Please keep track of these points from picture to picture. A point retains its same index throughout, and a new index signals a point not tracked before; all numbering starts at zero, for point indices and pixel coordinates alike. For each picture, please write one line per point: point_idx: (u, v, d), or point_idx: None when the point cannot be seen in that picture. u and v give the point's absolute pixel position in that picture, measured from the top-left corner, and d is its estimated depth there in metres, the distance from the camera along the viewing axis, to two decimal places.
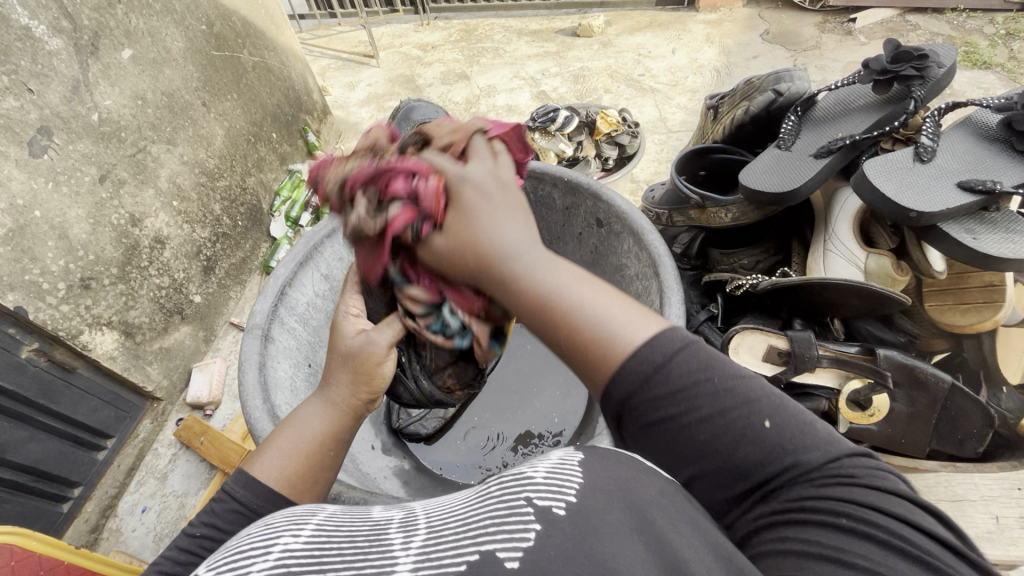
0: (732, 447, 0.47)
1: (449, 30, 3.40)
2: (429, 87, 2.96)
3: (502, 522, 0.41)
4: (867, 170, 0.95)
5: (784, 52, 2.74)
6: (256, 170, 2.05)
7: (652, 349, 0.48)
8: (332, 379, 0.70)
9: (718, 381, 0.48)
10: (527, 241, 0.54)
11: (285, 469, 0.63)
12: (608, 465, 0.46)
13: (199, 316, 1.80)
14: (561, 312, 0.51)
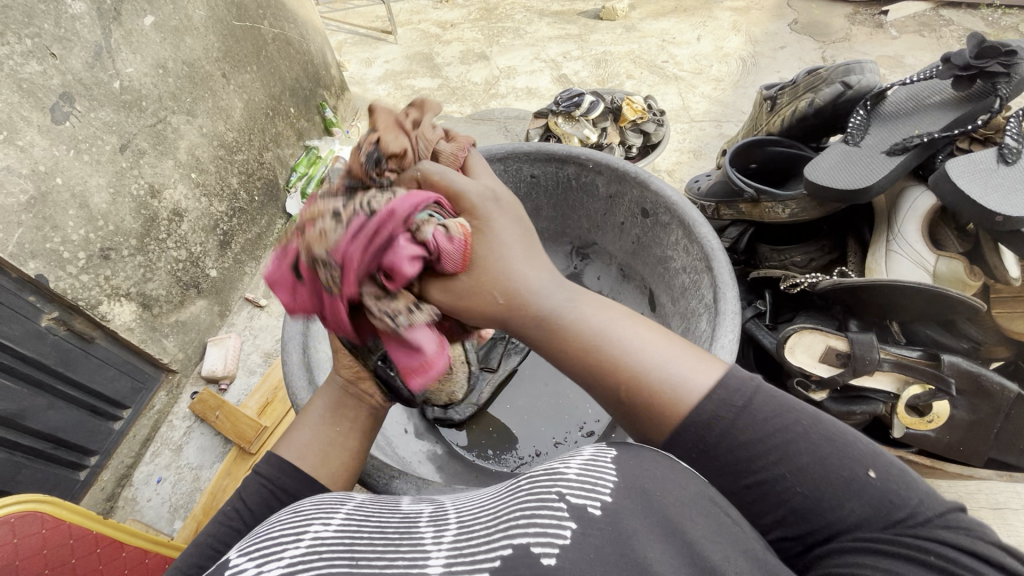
0: (837, 502, 0.47)
1: (469, 8, 3.32)
2: (447, 66, 2.92)
3: (533, 516, 0.41)
4: (951, 170, 0.93)
5: (812, 44, 2.68)
6: (274, 145, 2.03)
7: (728, 390, 0.51)
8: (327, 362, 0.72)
9: (808, 423, 0.50)
10: (555, 284, 0.59)
11: (297, 445, 0.63)
12: (643, 462, 0.46)
13: (215, 290, 1.79)
14: (609, 357, 0.55)
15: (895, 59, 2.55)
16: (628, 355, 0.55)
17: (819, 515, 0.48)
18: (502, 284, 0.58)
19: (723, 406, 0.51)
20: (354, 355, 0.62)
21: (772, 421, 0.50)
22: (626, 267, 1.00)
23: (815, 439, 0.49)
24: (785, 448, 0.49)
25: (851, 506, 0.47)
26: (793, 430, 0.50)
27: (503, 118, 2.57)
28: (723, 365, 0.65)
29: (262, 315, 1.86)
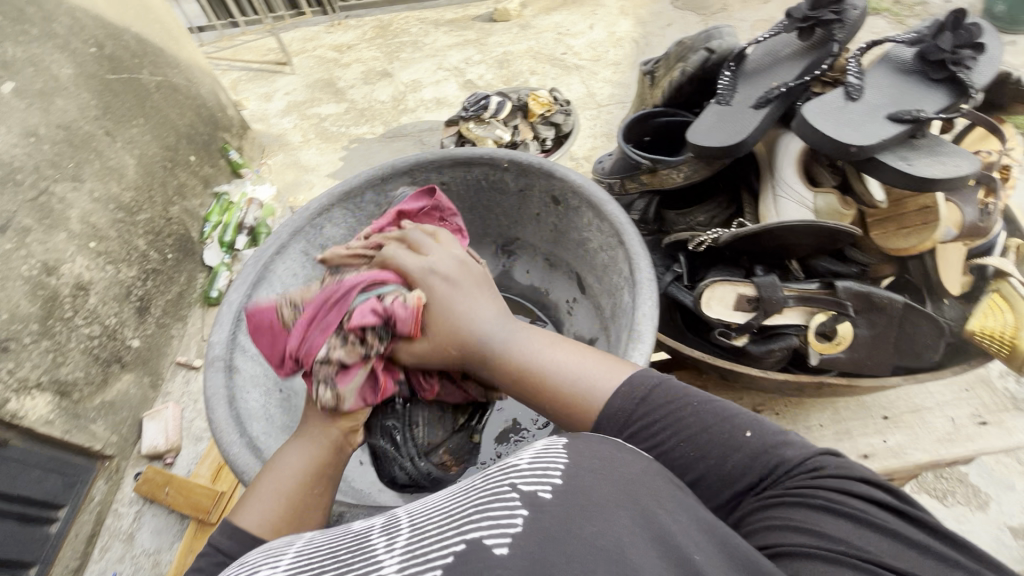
0: (721, 457, 0.54)
1: (363, 28, 3.27)
2: (351, 88, 2.87)
3: (487, 511, 0.42)
4: (805, 114, 1.00)
5: (695, 18, 2.84)
6: (179, 198, 1.92)
7: (626, 396, 0.59)
8: (306, 414, 0.70)
9: (695, 405, 0.58)
10: (498, 320, 0.70)
11: (256, 507, 0.61)
12: (591, 447, 0.49)
13: (140, 361, 1.68)
14: (538, 373, 0.65)
15: (771, 21, 2.74)
16: (552, 368, 0.65)
17: (704, 466, 0.55)
18: (446, 347, 0.69)
19: (631, 404, 0.59)
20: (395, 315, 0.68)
21: (668, 407, 0.58)
22: (551, 256, 1.01)
23: (715, 410, 0.57)
24: (689, 422, 0.56)
25: (731, 455, 0.54)
26: (684, 408, 0.57)
27: (416, 132, 2.56)
28: (649, 332, 0.68)
29: (198, 376, 1.75)
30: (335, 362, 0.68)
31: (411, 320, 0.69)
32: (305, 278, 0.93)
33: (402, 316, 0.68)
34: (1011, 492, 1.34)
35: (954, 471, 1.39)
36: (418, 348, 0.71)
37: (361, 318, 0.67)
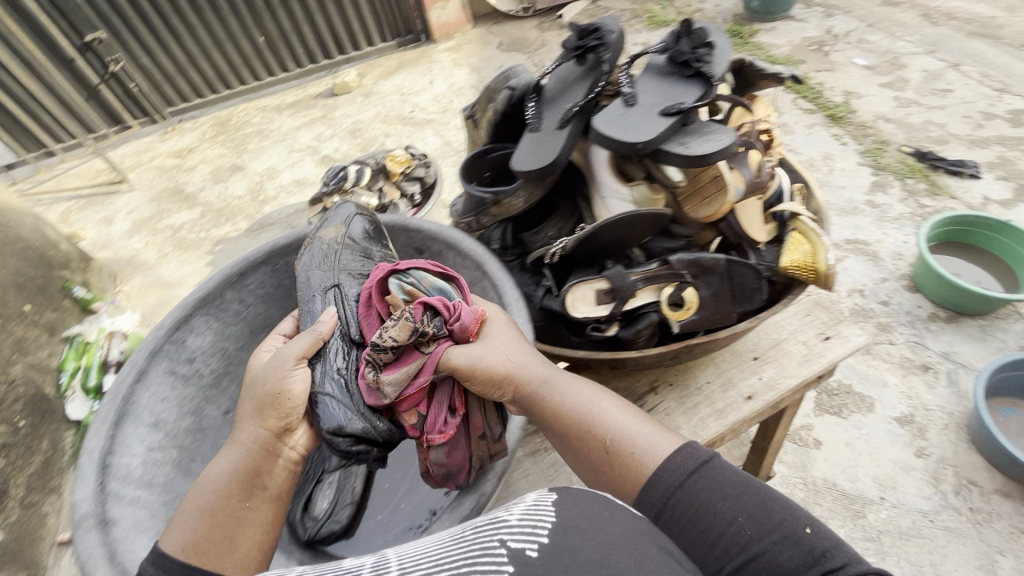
0: (776, 552, 0.54)
1: (200, 128, 3.15)
2: (201, 191, 2.74)
3: (473, 564, 0.44)
4: (600, 124, 0.87)
5: (521, 57, 3.12)
6: (20, 354, 1.68)
7: (682, 459, 0.60)
8: (240, 416, 0.64)
9: (756, 496, 0.58)
10: (553, 371, 0.71)
11: (178, 527, 0.56)
12: (576, 503, 0.51)
13: (10, 557, 1.40)
14: (590, 426, 0.66)
15: None
16: (608, 421, 0.65)
17: (759, 563, 0.54)
18: (486, 369, 0.67)
19: (683, 467, 0.59)
20: (465, 317, 0.69)
21: (724, 483, 0.58)
22: None
23: (767, 499, 0.58)
24: (727, 494, 0.58)
25: (770, 544, 0.54)
26: (745, 488, 0.58)
27: (283, 218, 2.49)
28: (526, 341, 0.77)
29: None
30: (387, 346, 0.66)
31: (473, 331, 0.70)
32: (178, 398, 0.74)
33: (465, 321, 0.69)
34: (885, 388, 1.56)
35: (840, 386, 1.58)
36: (458, 366, 0.67)
37: (430, 299, 0.68)
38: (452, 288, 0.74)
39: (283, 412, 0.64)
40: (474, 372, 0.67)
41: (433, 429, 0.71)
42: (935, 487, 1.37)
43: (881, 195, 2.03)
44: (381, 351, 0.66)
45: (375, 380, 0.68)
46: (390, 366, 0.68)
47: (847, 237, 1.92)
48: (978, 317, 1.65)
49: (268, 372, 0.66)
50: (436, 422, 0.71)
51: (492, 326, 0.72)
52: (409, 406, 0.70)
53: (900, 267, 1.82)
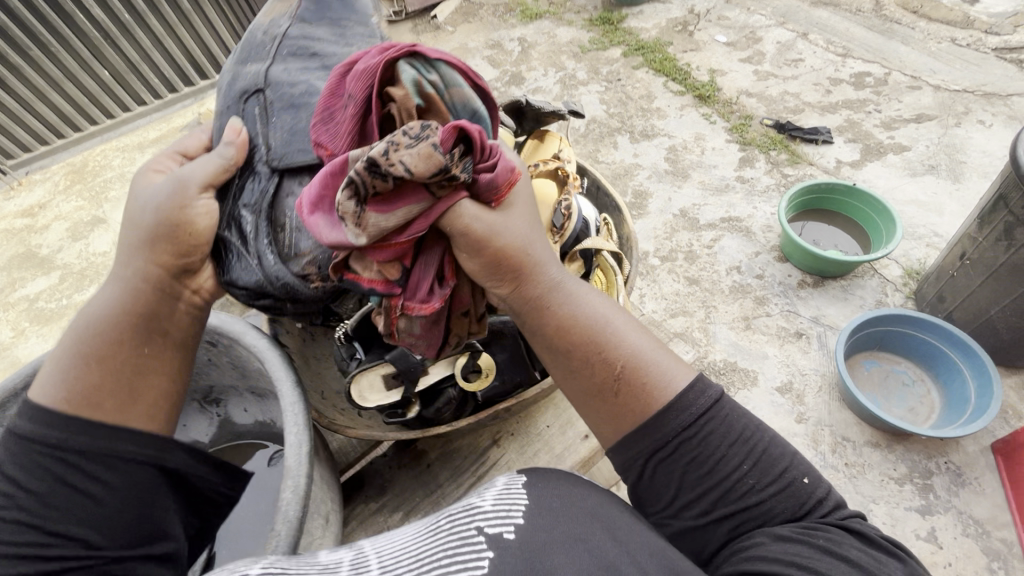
0: (776, 490, 0.62)
1: (49, 176, 2.50)
2: (57, 252, 2.29)
3: (456, 554, 0.53)
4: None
5: None
6: None
7: (697, 393, 0.65)
8: (127, 259, 0.67)
9: (765, 441, 0.65)
10: (567, 278, 0.71)
11: (50, 376, 0.62)
12: (546, 487, 0.63)
13: None
14: (603, 340, 0.67)
15: (462, 48, 2.98)
16: (624, 341, 0.67)
17: (760, 505, 0.62)
18: (504, 242, 0.65)
19: (699, 402, 0.65)
20: (498, 167, 0.64)
21: (736, 427, 0.64)
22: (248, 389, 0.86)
23: (771, 444, 0.65)
24: (729, 436, 0.64)
25: (769, 494, 0.62)
26: (753, 435, 0.65)
27: None
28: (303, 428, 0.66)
29: None
30: (406, 161, 0.56)
31: (500, 190, 0.65)
32: None
33: (496, 174, 0.64)
34: (767, 359, 1.63)
35: (727, 364, 1.63)
36: (473, 233, 0.63)
37: (474, 125, 0.59)
38: (469, 115, 0.71)
39: (174, 241, 0.67)
40: (483, 249, 0.64)
41: (417, 297, 0.67)
42: (816, 449, 1.45)
43: (749, 169, 2.12)
44: (381, 179, 0.56)
45: (369, 175, 0.56)
46: (395, 185, 0.58)
47: (723, 215, 2.00)
48: (840, 278, 1.77)
49: (151, 204, 0.68)
50: (421, 291, 0.67)
51: (513, 192, 0.68)
52: (392, 238, 0.61)
53: (770, 239, 1.91)
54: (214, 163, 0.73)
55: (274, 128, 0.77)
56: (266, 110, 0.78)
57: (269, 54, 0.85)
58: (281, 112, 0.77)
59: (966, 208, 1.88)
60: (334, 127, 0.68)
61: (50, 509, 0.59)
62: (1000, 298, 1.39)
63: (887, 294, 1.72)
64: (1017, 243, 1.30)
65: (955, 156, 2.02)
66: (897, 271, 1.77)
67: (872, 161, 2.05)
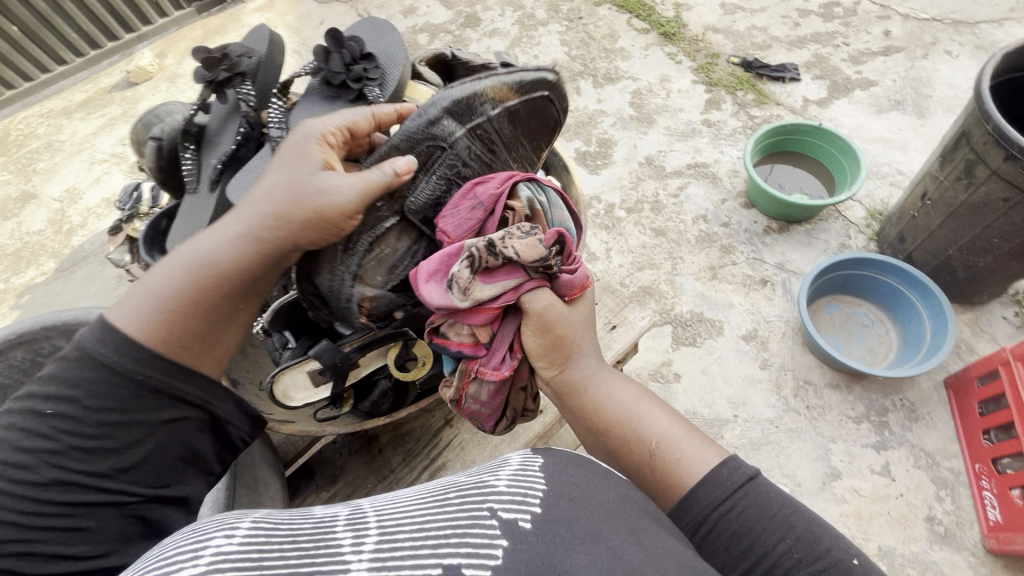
0: (817, 572, 0.59)
1: None
2: None
3: (466, 536, 0.49)
4: (233, 193, 0.80)
5: (342, 6, 2.59)
6: None
7: (722, 470, 0.66)
8: (252, 209, 0.67)
9: (800, 517, 0.63)
10: (606, 371, 0.77)
11: (143, 310, 0.62)
12: (565, 475, 0.60)
13: None
14: (636, 428, 0.72)
15: None
16: (653, 427, 0.72)
17: None
18: (559, 334, 0.72)
19: (722, 479, 0.66)
20: (581, 275, 0.75)
21: (764, 501, 0.64)
22: None
23: (810, 522, 0.63)
24: (768, 516, 0.63)
25: (817, 574, 0.59)
26: (785, 507, 0.64)
27: (101, 248, 2.01)
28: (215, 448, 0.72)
29: None
30: (512, 252, 0.66)
31: (578, 291, 0.75)
32: None
33: (577, 280, 0.74)
34: (732, 309, 1.63)
35: (693, 315, 1.63)
36: (546, 318, 0.71)
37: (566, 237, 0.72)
38: (567, 227, 0.81)
39: (300, 225, 0.67)
40: (550, 332, 0.71)
41: (491, 364, 0.73)
42: (778, 394, 1.48)
43: (715, 112, 2.05)
44: (493, 257, 0.66)
45: (481, 254, 0.66)
46: (492, 270, 0.68)
47: (688, 161, 1.94)
48: (805, 222, 1.75)
49: (297, 184, 0.67)
50: (496, 358, 0.73)
51: (586, 297, 0.78)
52: (485, 315, 0.70)
53: (736, 185, 1.88)
54: (372, 179, 0.68)
55: (424, 186, 0.75)
56: (428, 168, 0.74)
57: (474, 110, 0.73)
58: (433, 158, 0.74)
59: (930, 145, 1.86)
60: (455, 214, 0.74)
61: (85, 443, 0.59)
62: (958, 237, 1.39)
63: (851, 237, 1.72)
64: (977, 181, 1.28)
65: (921, 90, 1.98)
66: (860, 212, 1.76)
67: (839, 98, 2.00)
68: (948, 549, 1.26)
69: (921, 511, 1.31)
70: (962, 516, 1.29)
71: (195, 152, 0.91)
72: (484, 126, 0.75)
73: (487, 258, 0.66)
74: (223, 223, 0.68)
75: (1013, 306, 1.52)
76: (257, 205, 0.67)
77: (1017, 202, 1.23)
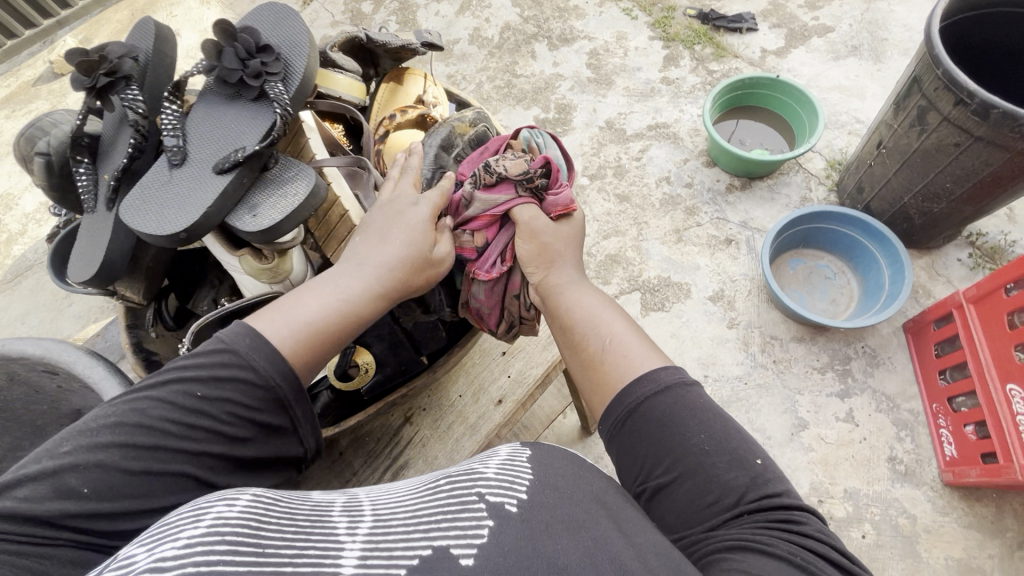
0: (721, 474, 0.56)
1: None
2: None
3: (456, 520, 0.47)
4: (127, 216, 0.75)
5: None
6: None
7: (653, 375, 0.62)
8: (384, 249, 0.73)
9: (724, 428, 0.59)
10: (574, 282, 0.77)
11: (293, 326, 0.64)
12: (554, 460, 0.56)
13: None
14: (588, 331, 0.70)
15: None
16: (609, 334, 0.68)
17: (707, 489, 0.56)
18: (536, 244, 0.77)
19: (653, 382, 0.61)
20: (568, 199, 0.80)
21: (687, 403, 0.60)
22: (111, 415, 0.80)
23: (729, 430, 0.59)
24: (701, 418, 0.59)
25: (722, 473, 0.56)
26: (710, 414, 0.59)
27: (44, 255, 1.89)
28: None
29: None
30: (500, 167, 0.79)
31: (564, 209, 0.80)
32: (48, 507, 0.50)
33: (561, 201, 0.80)
34: (698, 271, 1.64)
35: (661, 280, 1.63)
36: (529, 227, 0.78)
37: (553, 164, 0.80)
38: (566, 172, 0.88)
39: (415, 274, 0.74)
40: (536, 240, 0.77)
41: (484, 265, 0.80)
42: (746, 351, 1.51)
43: (674, 69, 2.00)
44: (489, 175, 0.79)
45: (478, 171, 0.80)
46: (489, 184, 0.80)
47: (650, 122, 1.90)
48: (766, 178, 1.75)
49: (420, 237, 0.75)
50: (489, 260, 0.80)
51: (578, 221, 0.82)
52: (481, 222, 0.80)
53: (698, 143, 1.85)
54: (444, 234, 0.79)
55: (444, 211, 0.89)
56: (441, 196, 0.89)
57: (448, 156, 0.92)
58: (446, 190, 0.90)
59: (887, 90, 1.85)
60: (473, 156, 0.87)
61: (212, 438, 0.57)
62: (913, 184, 1.40)
63: (812, 189, 1.73)
64: (929, 127, 1.28)
65: (877, 34, 1.96)
66: (820, 163, 1.76)
67: (797, 47, 1.97)
68: (909, 486, 1.32)
69: (883, 453, 1.36)
70: (922, 454, 1.35)
71: (89, 165, 0.84)
72: (462, 153, 0.92)
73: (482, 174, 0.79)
74: (346, 264, 0.72)
75: (967, 247, 1.55)
76: (386, 239, 0.74)
77: (967, 146, 1.23)
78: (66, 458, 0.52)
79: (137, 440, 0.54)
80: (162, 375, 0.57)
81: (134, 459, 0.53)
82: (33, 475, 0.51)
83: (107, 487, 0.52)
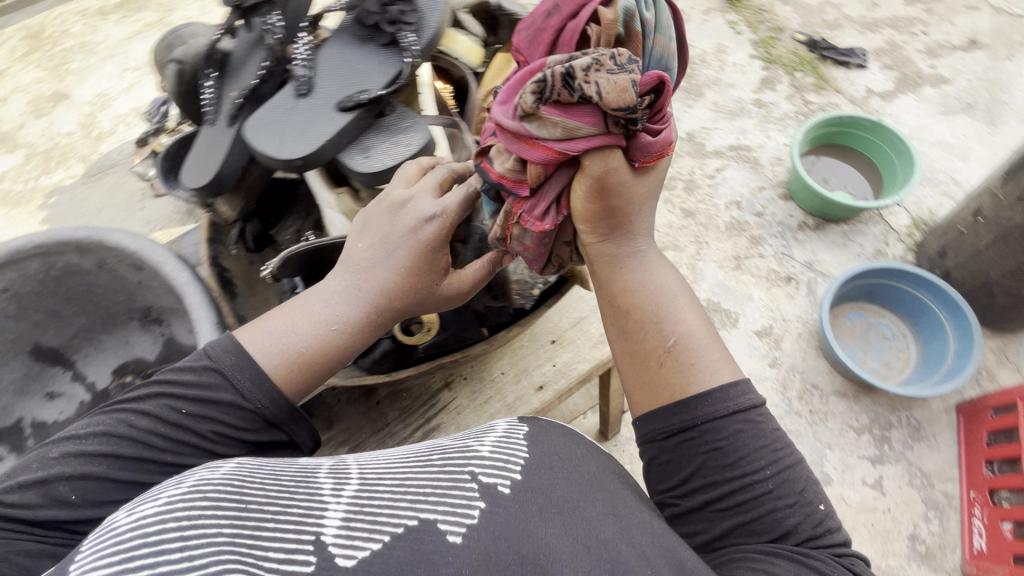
0: (779, 512, 0.61)
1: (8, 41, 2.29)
2: (18, 128, 2.07)
3: (445, 496, 0.54)
4: (252, 134, 0.82)
5: None
6: None
7: (723, 397, 0.65)
8: (384, 262, 0.74)
9: (790, 464, 0.64)
10: (663, 274, 0.73)
11: (283, 351, 0.69)
12: (549, 441, 0.64)
13: None
14: (659, 324, 0.70)
15: None
16: (685, 337, 0.69)
17: (758, 517, 0.62)
18: (621, 202, 0.67)
19: (721, 409, 0.64)
20: (654, 147, 0.64)
21: (755, 440, 0.64)
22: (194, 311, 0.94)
23: (795, 470, 0.64)
24: (761, 444, 0.64)
25: (778, 507, 0.62)
26: (780, 456, 0.64)
27: (127, 158, 1.99)
28: None
29: None
30: (580, 86, 0.56)
31: (648, 159, 0.65)
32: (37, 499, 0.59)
33: (649, 143, 0.64)
34: (750, 302, 1.59)
35: (710, 303, 1.58)
36: (606, 178, 0.64)
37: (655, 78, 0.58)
38: (669, 64, 0.67)
39: (406, 295, 0.75)
40: (605, 199, 0.66)
41: (535, 213, 0.68)
42: (783, 394, 1.46)
43: (769, 92, 1.93)
44: (569, 92, 0.57)
45: (555, 75, 0.56)
46: (561, 106, 0.59)
47: (731, 142, 1.85)
48: (842, 222, 1.68)
49: (409, 254, 0.74)
50: (542, 206, 0.68)
51: (660, 166, 0.69)
52: (540, 156, 0.62)
53: (779, 173, 1.79)
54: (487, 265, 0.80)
55: None
56: None
57: None
58: None
59: (994, 156, 1.73)
60: (531, 27, 0.68)
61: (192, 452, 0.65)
62: (1003, 261, 1.32)
63: (889, 244, 1.64)
64: None
65: (997, 95, 1.83)
66: (904, 219, 1.68)
67: (906, 94, 1.86)
68: (925, 568, 1.26)
69: (905, 528, 1.30)
70: (946, 540, 1.29)
71: (216, 79, 0.90)
72: None
73: (556, 83, 0.56)
74: (347, 276, 0.75)
75: None
76: (390, 250, 0.74)
77: None
78: (57, 464, 0.61)
79: (126, 451, 0.62)
80: (148, 395, 0.66)
81: (121, 470, 0.62)
82: (28, 481, 0.59)
83: (92, 495, 0.61)
